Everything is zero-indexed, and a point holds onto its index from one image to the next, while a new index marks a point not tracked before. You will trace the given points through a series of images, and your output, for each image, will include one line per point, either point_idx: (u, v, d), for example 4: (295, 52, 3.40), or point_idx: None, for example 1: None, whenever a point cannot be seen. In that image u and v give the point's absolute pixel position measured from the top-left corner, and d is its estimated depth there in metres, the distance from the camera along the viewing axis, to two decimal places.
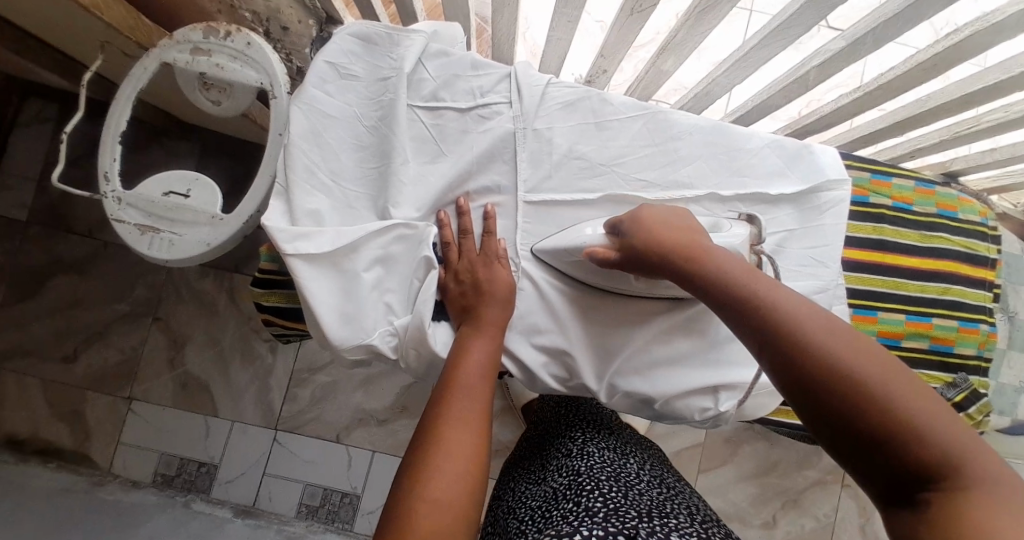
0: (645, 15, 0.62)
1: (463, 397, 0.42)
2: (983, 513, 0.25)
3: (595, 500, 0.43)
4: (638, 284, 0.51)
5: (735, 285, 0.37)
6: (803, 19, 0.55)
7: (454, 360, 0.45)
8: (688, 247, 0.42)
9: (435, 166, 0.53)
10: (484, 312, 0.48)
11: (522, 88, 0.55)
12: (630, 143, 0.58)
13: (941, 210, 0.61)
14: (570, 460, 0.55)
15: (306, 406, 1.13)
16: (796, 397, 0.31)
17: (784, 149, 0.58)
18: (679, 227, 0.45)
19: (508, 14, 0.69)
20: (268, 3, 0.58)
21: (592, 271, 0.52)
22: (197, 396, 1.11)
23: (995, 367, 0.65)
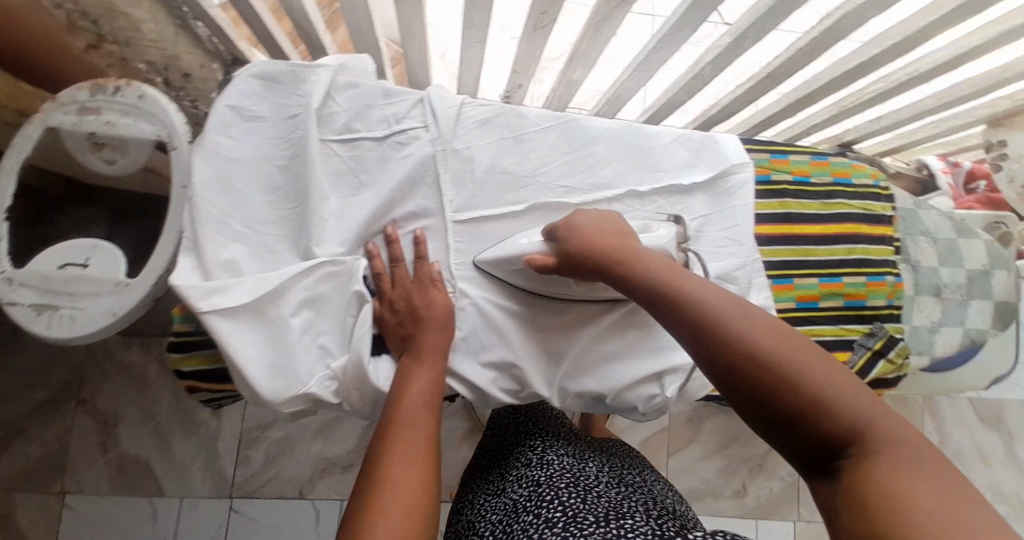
0: (548, 30, 0.64)
1: (409, 432, 0.41)
2: (885, 469, 0.26)
3: (555, 510, 0.45)
4: (582, 289, 0.52)
5: (660, 283, 0.40)
6: (690, 21, 0.58)
7: (397, 395, 0.44)
8: (620, 253, 0.45)
9: (357, 198, 0.52)
10: (423, 341, 0.48)
11: (437, 112, 0.55)
12: (548, 153, 0.60)
13: (837, 177, 0.65)
14: (530, 470, 0.55)
15: (261, 466, 1.08)
16: (720, 382, 0.34)
17: (692, 141, 0.62)
18: (613, 233, 0.47)
19: (415, 42, 0.69)
20: (165, 52, 0.61)
21: (534, 277, 0.53)
22: (139, 477, 1.03)
23: (906, 312, 0.66)
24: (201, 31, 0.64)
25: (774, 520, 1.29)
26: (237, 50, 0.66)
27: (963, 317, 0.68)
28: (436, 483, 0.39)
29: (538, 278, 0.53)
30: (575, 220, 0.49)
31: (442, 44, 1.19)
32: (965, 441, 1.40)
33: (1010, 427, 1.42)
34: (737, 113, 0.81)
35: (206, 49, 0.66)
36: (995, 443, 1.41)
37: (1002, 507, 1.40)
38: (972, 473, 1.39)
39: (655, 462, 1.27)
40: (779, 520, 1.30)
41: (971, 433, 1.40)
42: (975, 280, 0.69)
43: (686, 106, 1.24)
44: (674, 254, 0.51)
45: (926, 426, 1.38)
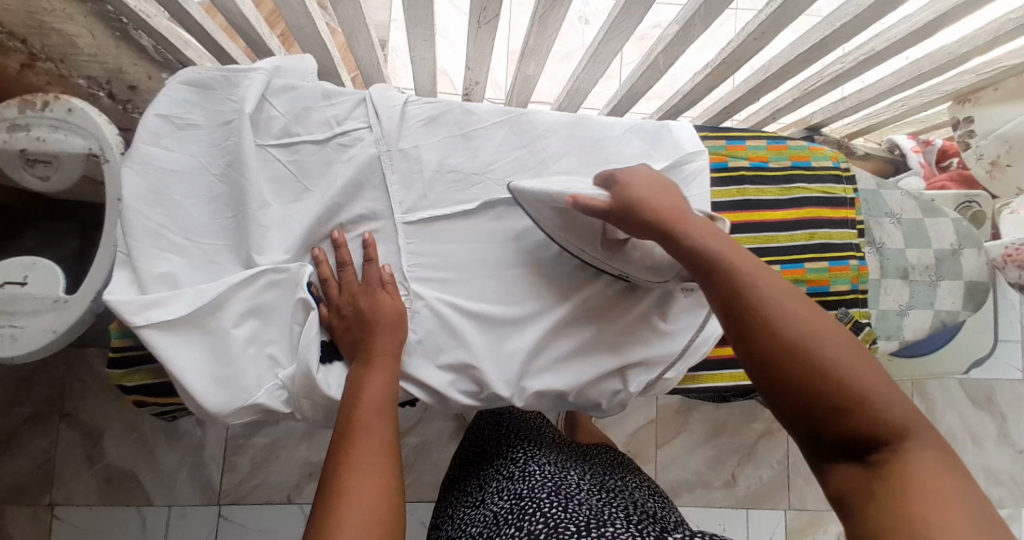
0: (494, 27, 0.64)
1: (368, 443, 0.41)
2: (918, 473, 0.30)
3: (537, 522, 0.45)
4: (606, 252, 0.50)
5: (724, 261, 0.39)
6: (633, 12, 0.58)
7: (350, 407, 0.43)
8: (680, 218, 0.42)
9: (300, 203, 0.52)
10: (371, 342, 0.47)
11: (380, 111, 0.55)
12: (499, 149, 0.59)
13: (795, 161, 0.64)
14: (511, 482, 0.55)
15: (248, 473, 1.08)
16: (752, 358, 0.36)
17: (645, 131, 0.63)
18: (670, 199, 0.45)
19: (364, 41, 0.68)
20: (107, 66, 0.62)
21: (562, 224, 0.50)
22: (126, 488, 1.03)
23: (872, 297, 0.65)
24: (147, 44, 0.63)
25: (765, 508, 1.29)
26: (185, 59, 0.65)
27: (933, 299, 0.66)
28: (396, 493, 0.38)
29: (569, 226, 0.50)
30: (628, 178, 0.46)
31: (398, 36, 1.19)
32: (956, 422, 1.39)
33: (1000, 407, 1.42)
34: (699, 100, 0.81)
35: (154, 58, 0.65)
36: (985, 423, 1.41)
37: (995, 487, 1.39)
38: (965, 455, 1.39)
39: (643, 454, 1.27)
40: (770, 508, 1.30)
41: (962, 415, 1.40)
42: (944, 259, 0.66)
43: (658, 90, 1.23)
44: None
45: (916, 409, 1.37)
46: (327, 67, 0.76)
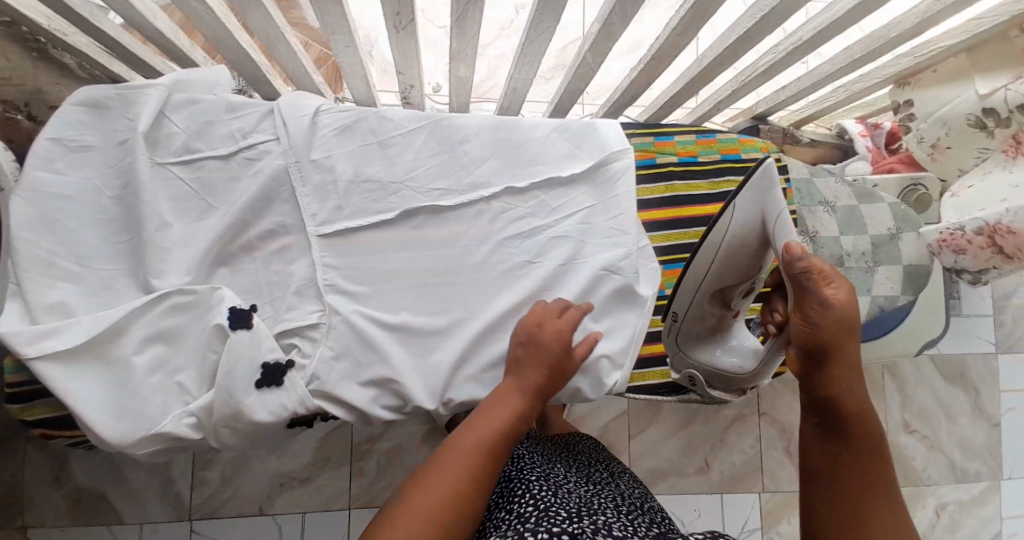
0: (412, 31, 0.62)
1: (474, 453, 0.42)
2: None
3: (526, 503, 0.50)
4: (709, 295, 0.57)
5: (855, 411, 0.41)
6: (549, 11, 0.56)
7: (479, 416, 0.45)
8: (850, 355, 0.42)
9: (204, 222, 0.50)
10: (522, 381, 0.48)
11: (287, 121, 0.52)
12: (417, 157, 0.57)
13: (724, 155, 0.64)
14: (505, 467, 0.60)
15: (218, 487, 1.07)
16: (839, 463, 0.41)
17: (570, 131, 0.61)
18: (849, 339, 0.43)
19: (285, 51, 0.66)
20: (25, 87, 0.62)
21: (731, 249, 0.53)
22: (96, 508, 1.03)
23: None
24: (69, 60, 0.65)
25: (738, 493, 1.30)
26: (111, 71, 0.68)
27: (869, 285, 0.65)
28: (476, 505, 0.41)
29: (730, 256, 0.53)
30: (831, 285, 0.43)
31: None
32: (928, 399, 1.39)
33: (973, 382, 1.42)
34: (640, 94, 0.79)
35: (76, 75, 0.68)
36: (958, 398, 1.41)
37: (971, 461, 1.40)
38: (938, 430, 1.39)
39: (616, 446, 1.28)
40: (744, 493, 1.30)
41: (934, 391, 1.40)
42: (882, 245, 0.66)
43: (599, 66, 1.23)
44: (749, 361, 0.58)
45: (888, 387, 1.38)
46: (255, 77, 0.74)
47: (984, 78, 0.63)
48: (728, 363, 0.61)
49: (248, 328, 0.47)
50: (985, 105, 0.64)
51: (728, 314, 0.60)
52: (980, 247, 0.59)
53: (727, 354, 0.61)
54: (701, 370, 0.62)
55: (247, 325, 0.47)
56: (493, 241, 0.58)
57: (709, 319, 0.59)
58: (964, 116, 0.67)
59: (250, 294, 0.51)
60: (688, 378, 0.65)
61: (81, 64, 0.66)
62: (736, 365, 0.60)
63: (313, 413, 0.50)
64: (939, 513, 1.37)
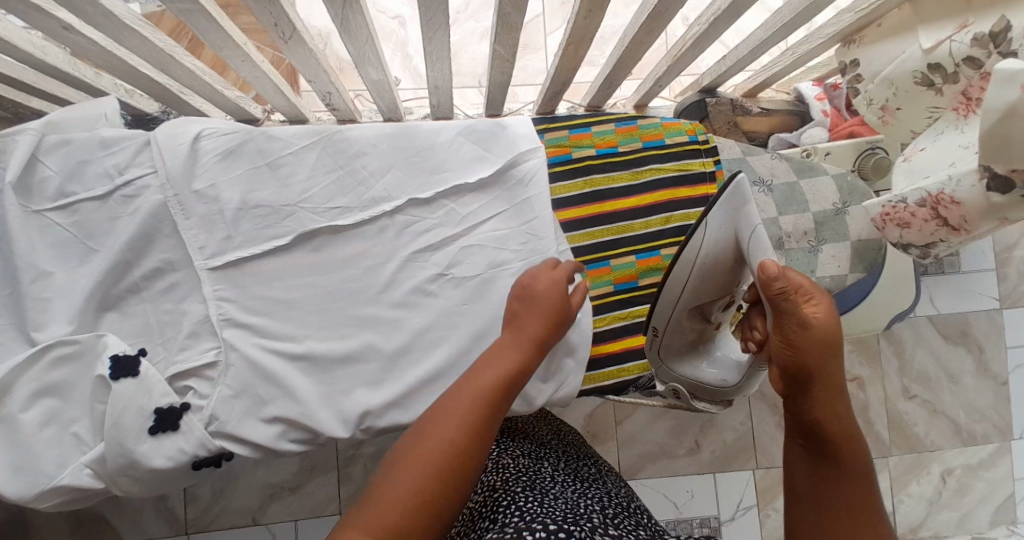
0: (303, 39, 0.58)
1: (483, 387, 0.42)
2: None
3: (509, 514, 0.45)
4: (687, 312, 0.54)
5: (836, 429, 0.41)
6: (433, 8, 0.52)
7: (487, 361, 0.44)
8: (830, 376, 0.42)
9: (87, 267, 0.49)
10: (522, 335, 0.46)
11: (163, 152, 0.49)
12: (311, 175, 0.53)
13: (647, 142, 0.60)
14: (488, 476, 0.56)
15: (210, 502, 1.09)
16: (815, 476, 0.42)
17: (478, 132, 0.57)
18: (834, 359, 0.42)
19: (179, 70, 0.63)
20: None
21: (707, 267, 0.50)
22: (96, 528, 1.06)
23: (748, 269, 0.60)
24: None
25: (732, 471, 1.27)
26: (31, 108, 0.70)
27: (813, 266, 0.61)
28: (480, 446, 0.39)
29: (706, 274, 0.51)
30: (811, 302, 0.42)
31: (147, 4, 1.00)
32: (929, 361, 1.30)
33: (978, 340, 1.31)
34: (572, 76, 0.74)
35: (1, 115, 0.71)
36: (961, 359, 1.31)
37: (979, 423, 1.31)
38: (941, 394, 1.30)
39: (603, 433, 1.25)
40: (739, 471, 1.27)
41: (935, 353, 1.31)
42: (826, 221, 0.62)
43: (528, 44, 1.20)
44: (731, 375, 0.57)
45: (885, 352, 1.30)
46: (168, 98, 0.72)
47: (926, 31, 0.57)
48: (711, 375, 0.59)
49: (136, 375, 0.46)
50: (930, 61, 0.57)
51: (708, 327, 0.58)
52: (925, 220, 0.54)
53: (710, 366, 0.59)
54: (684, 384, 0.60)
55: (134, 372, 0.46)
56: (401, 257, 0.55)
57: (689, 334, 0.57)
58: (910, 74, 0.60)
59: (142, 337, 0.50)
60: (673, 392, 0.62)
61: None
62: (718, 376, 0.58)
63: (217, 454, 0.49)
64: (945, 478, 1.29)
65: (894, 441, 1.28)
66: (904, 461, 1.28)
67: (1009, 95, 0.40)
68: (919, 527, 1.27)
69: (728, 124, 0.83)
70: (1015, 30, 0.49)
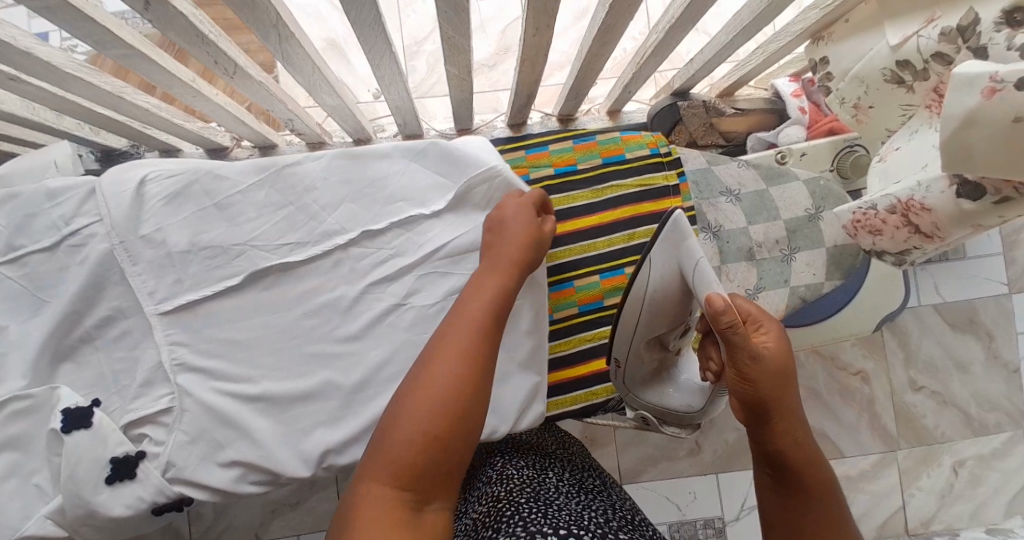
0: (248, 72, 0.57)
1: (477, 316, 0.42)
2: None
3: (515, 525, 0.41)
4: (645, 344, 0.53)
5: (805, 461, 0.40)
6: (370, 38, 0.51)
7: (471, 298, 0.44)
8: (786, 407, 0.41)
9: (38, 319, 0.50)
10: (502, 256, 0.47)
11: (107, 200, 0.50)
12: (260, 213, 0.53)
13: (606, 158, 0.59)
14: (490, 487, 0.52)
15: (213, 521, 1.08)
16: (787, 512, 0.40)
17: (430, 157, 0.56)
18: (790, 386, 0.41)
19: (133, 109, 0.63)
20: None
21: (657, 301, 0.50)
22: None
23: None
24: None
25: (735, 470, 1.25)
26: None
27: (786, 276, 0.59)
28: (488, 365, 0.40)
29: (657, 308, 0.50)
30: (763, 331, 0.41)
31: (90, 46, 1.01)
32: (936, 351, 1.26)
33: (986, 327, 1.27)
34: (537, 85, 0.73)
35: None
36: (969, 347, 1.27)
37: (990, 412, 1.27)
38: (949, 383, 1.26)
39: (602, 437, 1.24)
40: (742, 470, 1.25)
41: (941, 342, 1.27)
42: (799, 227, 0.59)
43: (506, 47, 1.18)
44: (694, 402, 0.56)
45: (888, 345, 1.26)
46: (133, 134, 0.74)
47: (894, 25, 0.54)
48: (677, 402, 0.57)
49: (88, 427, 0.46)
50: (898, 57, 0.54)
51: (668, 355, 0.56)
52: (896, 227, 0.52)
53: (676, 392, 0.57)
54: (650, 410, 0.58)
55: (86, 424, 0.46)
56: (356, 289, 0.54)
57: (650, 364, 0.55)
58: (880, 72, 0.57)
59: (97, 387, 0.50)
60: (642, 417, 0.60)
61: None
62: (684, 403, 0.56)
63: (177, 499, 0.49)
64: (957, 471, 1.25)
65: (901, 434, 1.25)
66: (913, 454, 1.25)
67: (968, 102, 0.38)
68: (931, 521, 1.23)
69: (704, 126, 0.81)
70: (983, 22, 0.46)
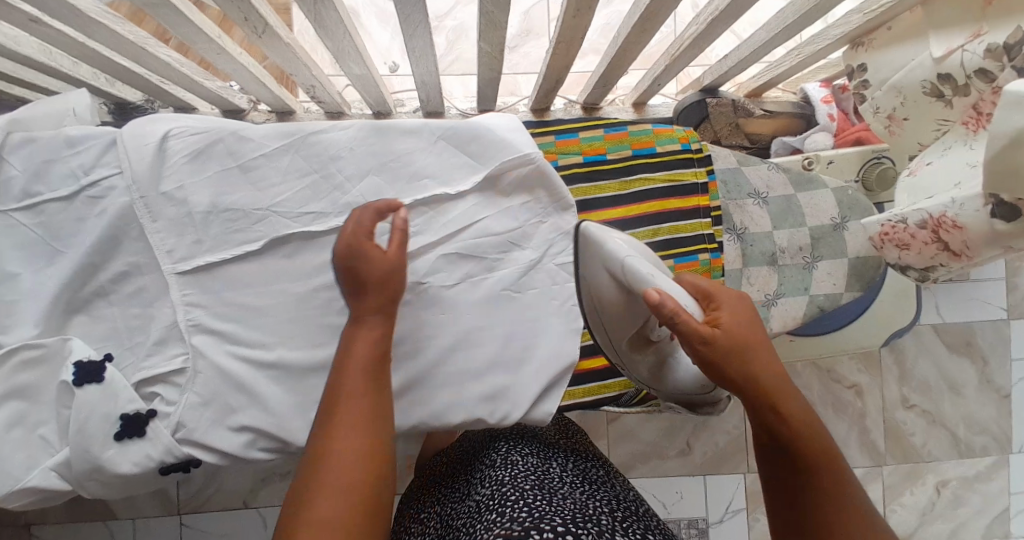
0: (277, 33, 0.56)
1: (369, 352, 0.38)
2: None
3: (519, 510, 0.41)
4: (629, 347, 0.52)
5: (797, 431, 0.37)
6: (407, 9, 0.50)
7: (350, 331, 0.39)
8: (761, 377, 0.38)
9: (53, 268, 0.49)
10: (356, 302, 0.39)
11: (128, 152, 0.49)
12: (283, 179, 0.52)
13: (637, 149, 0.58)
14: (493, 470, 0.52)
15: (203, 484, 1.08)
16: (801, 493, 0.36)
17: (456, 135, 0.55)
18: (761, 358, 0.39)
19: (153, 62, 0.62)
20: None
21: (611, 305, 0.50)
22: (90, 506, 1.05)
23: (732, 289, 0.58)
24: None
25: (724, 472, 1.26)
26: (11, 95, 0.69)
27: (807, 284, 0.59)
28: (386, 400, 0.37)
29: (615, 311, 0.50)
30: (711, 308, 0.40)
31: None
32: (931, 370, 1.28)
33: (982, 351, 1.28)
34: (566, 69, 0.72)
35: None
36: (963, 370, 1.28)
37: (978, 435, 1.28)
38: (941, 403, 1.28)
39: (596, 430, 1.24)
40: (731, 473, 1.26)
41: (937, 362, 1.28)
42: (823, 236, 0.59)
43: (529, 31, 1.17)
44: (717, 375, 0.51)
45: (885, 361, 1.27)
46: (148, 89, 0.72)
47: (939, 36, 0.53)
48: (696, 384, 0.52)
49: (100, 381, 0.46)
50: (941, 70, 0.54)
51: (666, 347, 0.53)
52: (925, 242, 0.52)
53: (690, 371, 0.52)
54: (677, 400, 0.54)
55: (98, 378, 0.46)
56: None
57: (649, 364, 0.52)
58: (919, 84, 0.57)
59: (110, 341, 0.50)
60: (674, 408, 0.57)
61: None
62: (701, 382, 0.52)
63: (185, 460, 0.48)
64: (940, 490, 1.27)
65: (890, 449, 1.26)
66: (899, 470, 1.26)
67: (1016, 121, 0.38)
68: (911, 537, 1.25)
69: (729, 126, 0.80)
70: None
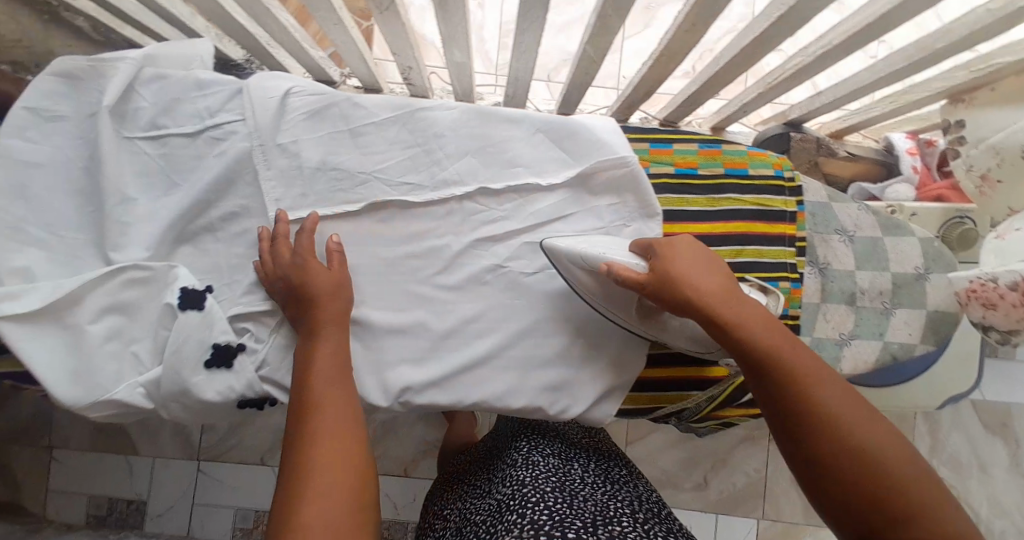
0: (398, 10, 0.58)
1: (329, 369, 0.45)
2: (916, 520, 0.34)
3: (540, 513, 0.42)
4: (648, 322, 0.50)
5: (765, 355, 0.41)
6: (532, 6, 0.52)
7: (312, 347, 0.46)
8: (725, 313, 0.42)
9: (167, 198, 0.52)
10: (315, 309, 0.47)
11: (253, 102, 0.52)
12: (388, 148, 0.55)
13: (729, 169, 0.59)
14: (513, 470, 0.52)
15: (225, 435, 1.09)
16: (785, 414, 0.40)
17: (555, 131, 0.57)
18: (720, 294, 0.43)
19: (273, 23, 0.65)
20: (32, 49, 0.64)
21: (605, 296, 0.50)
22: (113, 438, 1.06)
23: (806, 322, 0.58)
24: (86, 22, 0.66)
25: (738, 515, 1.23)
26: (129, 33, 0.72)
27: (882, 329, 0.59)
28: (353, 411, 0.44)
29: (612, 298, 0.50)
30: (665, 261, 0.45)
31: None
32: (964, 447, 1.24)
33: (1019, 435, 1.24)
34: (659, 83, 0.73)
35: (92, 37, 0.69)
36: (997, 451, 1.25)
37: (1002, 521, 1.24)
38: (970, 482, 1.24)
39: None
40: (744, 517, 1.24)
41: (970, 438, 1.24)
42: (904, 284, 0.59)
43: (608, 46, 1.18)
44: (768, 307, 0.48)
45: (919, 429, 1.24)
46: (255, 48, 0.75)
47: None
48: None
49: (199, 310, 0.48)
50: None
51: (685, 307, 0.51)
52: (1014, 304, 0.51)
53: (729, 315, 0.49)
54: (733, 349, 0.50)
55: (199, 306, 0.48)
56: (465, 241, 0.55)
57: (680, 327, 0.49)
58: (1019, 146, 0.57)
59: (208, 275, 0.52)
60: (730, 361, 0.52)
61: (94, 27, 0.66)
62: None
63: (262, 397, 0.51)
64: None
65: None
66: None
67: None
68: None
69: (809, 163, 0.81)
70: None
